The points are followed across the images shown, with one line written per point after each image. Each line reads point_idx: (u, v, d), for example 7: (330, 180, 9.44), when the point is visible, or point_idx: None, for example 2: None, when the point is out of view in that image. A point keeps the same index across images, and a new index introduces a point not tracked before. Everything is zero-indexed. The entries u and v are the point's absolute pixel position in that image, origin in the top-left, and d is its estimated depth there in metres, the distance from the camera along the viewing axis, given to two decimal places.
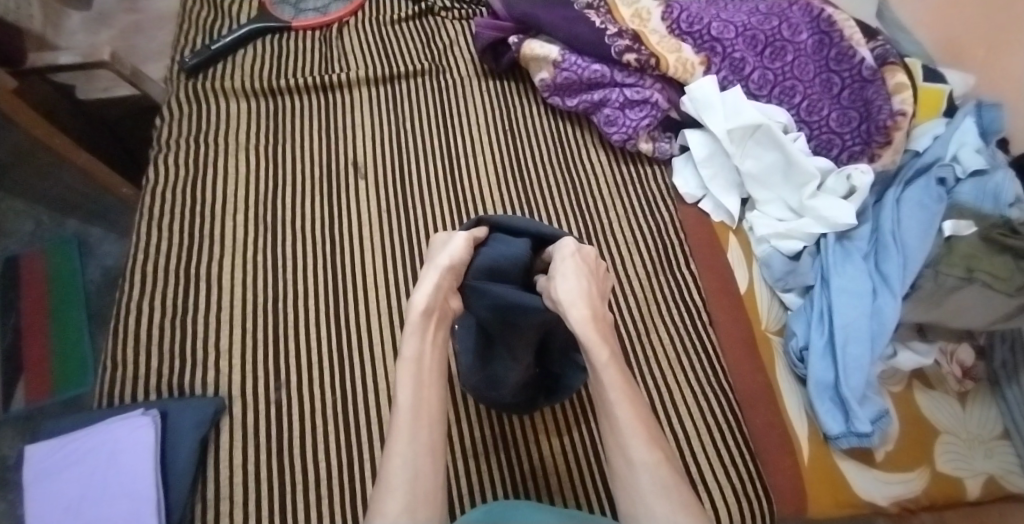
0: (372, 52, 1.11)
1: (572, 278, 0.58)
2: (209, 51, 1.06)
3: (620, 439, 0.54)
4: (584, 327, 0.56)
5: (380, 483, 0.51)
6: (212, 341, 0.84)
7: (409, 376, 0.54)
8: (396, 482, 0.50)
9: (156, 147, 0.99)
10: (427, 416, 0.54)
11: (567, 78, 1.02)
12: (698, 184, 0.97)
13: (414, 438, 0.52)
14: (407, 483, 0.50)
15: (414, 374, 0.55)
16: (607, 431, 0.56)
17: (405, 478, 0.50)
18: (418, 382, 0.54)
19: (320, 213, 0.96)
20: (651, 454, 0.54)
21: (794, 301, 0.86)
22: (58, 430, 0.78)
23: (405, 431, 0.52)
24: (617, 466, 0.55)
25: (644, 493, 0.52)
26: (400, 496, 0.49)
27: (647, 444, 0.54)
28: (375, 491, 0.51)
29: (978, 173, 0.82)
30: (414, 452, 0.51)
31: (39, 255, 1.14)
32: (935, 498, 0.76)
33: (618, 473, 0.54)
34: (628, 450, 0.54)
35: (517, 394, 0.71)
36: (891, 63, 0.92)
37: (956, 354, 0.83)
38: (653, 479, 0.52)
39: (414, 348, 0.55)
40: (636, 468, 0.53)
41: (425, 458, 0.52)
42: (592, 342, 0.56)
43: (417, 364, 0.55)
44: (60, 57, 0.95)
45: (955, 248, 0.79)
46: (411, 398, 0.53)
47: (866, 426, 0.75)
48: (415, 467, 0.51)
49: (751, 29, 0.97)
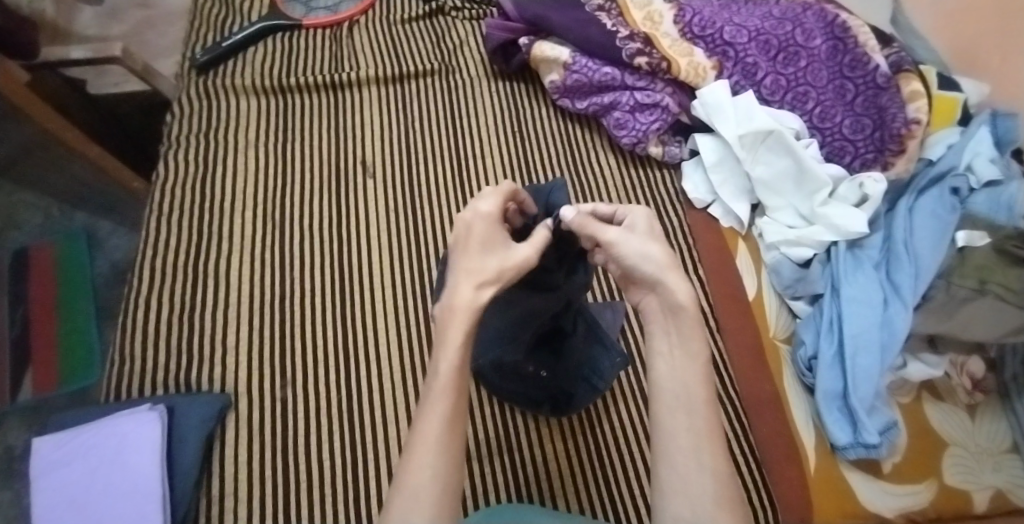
0: (382, 51, 1.11)
1: (652, 244, 0.51)
2: (220, 48, 1.07)
3: (686, 439, 0.45)
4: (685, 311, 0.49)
5: (400, 491, 0.44)
6: (218, 337, 0.84)
7: (447, 382, 0.46)
8: (421, 495, 0.43)
9: (166, 142, 0.99)
10: (457, 432, 0.46)
11: (577, 81, 1.02)
12: (707, 189, 0.96)
13: (443, 449, 0.44)
14: (433, 495, 0.43)
15: (453, 381, 0.46)
16: (675, 420, 0.46)
17: (432, 491, 0.43)
18: (460, 391, 0.46)
19: (328, 211, 0.96)
20: (719, 462, 0.44)
21: (803, 309, 0.86)
22: (66, 424, 0.79)
23: (433, 439, 0.45)
24: (677, 461, 0.45)
25: (703, 503, 0.43)
26: (425, 505, 0.43)
27: (716, 450, 0.44)
28: (392, 496, 0.44)
29: (993, 183, 0.82)
30: (445, 464, 0.44)
31: (48, 247, 1.14)
32: (941, 510, 0.75)
33: (674, 475, 0.44)
34: (692, 454, 0.44)
35: (507, 380, 0.73)
36: (906, 71, 0.91)
37: (966, 366, 0.82)
38: (716, 490, 0.43)
39: (458, 353, 0.46)
40: (690, 472, 0.44)
41: (454, 472, 0.45)
42: (688, 330, 0.48)
43: (461, 372, 0.47)
44: (73, 52, 0.96)
45: (968, 259, 0.78)
46: (451, 406, 0.46)
47: (875, 437, 0.74)
48: (445, 481, 0.44)
49: (764, 33, 0.96)
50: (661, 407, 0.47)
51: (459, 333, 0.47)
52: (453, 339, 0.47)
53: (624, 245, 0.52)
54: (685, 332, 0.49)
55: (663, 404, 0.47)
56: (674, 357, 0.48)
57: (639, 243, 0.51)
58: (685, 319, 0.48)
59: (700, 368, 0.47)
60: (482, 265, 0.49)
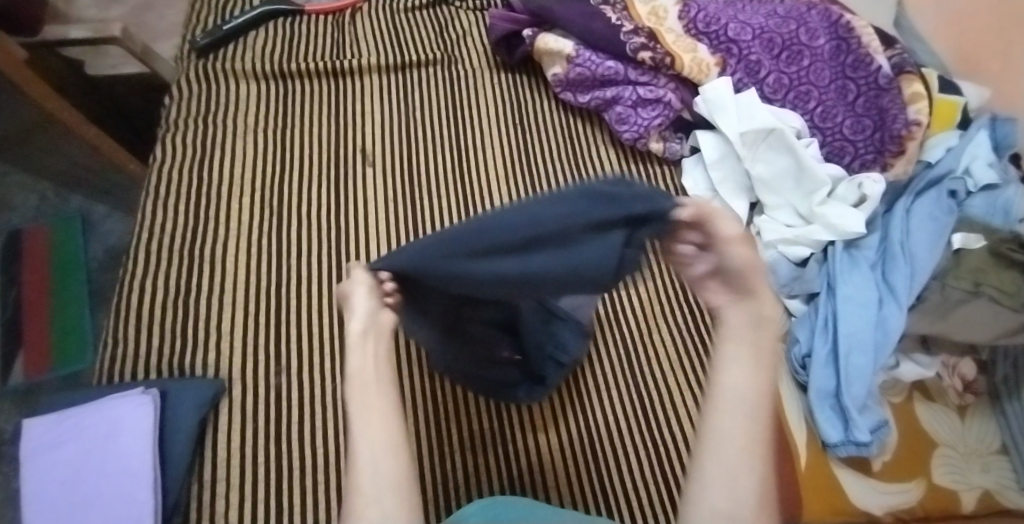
0: (385, 39, 1.11)
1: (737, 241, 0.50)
2: (221, 31, 1.06)
3: (739, 439, 0.46)
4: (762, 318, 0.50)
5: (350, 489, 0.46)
6: (214, 322, 0.84)
7: (357, 390, 0.50)
8: (367, 478, 0.46)
9: (164, 126, 0.98)
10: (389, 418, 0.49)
11: (580, 74, 1.01)
12: (707, 186, 0.97)
13: (381, 443, 0.48)
14: (382, 486, 0.46)
15: (361, 387, 0.50)
16: (727, 410, 0.47)
17: (381, 472, 0.47)
18: (373, 389, 0.50)
19: (326, 200, 0.95)
20: (765, 468, 0.46)
21: (798, 308, 0.86)
22: (58, 405, 0.78)
23: (372, 436, 0.48)
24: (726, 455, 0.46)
25: (746, 496, 0.44)
26: (379, 501, 0.45)
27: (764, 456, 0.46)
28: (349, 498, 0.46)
29: (990, 187, 0.82)
30: (389, 460, 0.47)
31: (44, 229, 1.13)
32: (929, 509, 0.76)
33: (719, 464, 0.46)
34: (744, 452, 0.46)
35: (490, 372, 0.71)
36: (909, 72, 0.91)
37: (958, 368, 0.82)
38: (759, 492, 0.45)
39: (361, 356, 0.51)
40: (738, 472, 0.45)
41: (397, 454, 0.48)
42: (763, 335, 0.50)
43: (372, 375, 0.51)
44: (72, 32, 0.95)
45: (963, 261, 0.79)
46: (368, 402, 0.50)
47: (866, 436, 0.75)
48: (389, 473, 0.47)
49: (768, 31, 0.96)
50: (722, 406, 0.47)
51: (366, 327, 0.52)
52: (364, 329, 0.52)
53: (736, 245, 0.50)
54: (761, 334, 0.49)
55: (721, 400, 0.48)
56: (746, 361, 0.49)
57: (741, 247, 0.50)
58: (762, 325, 0.50)
59: (765, 373, 0.48)
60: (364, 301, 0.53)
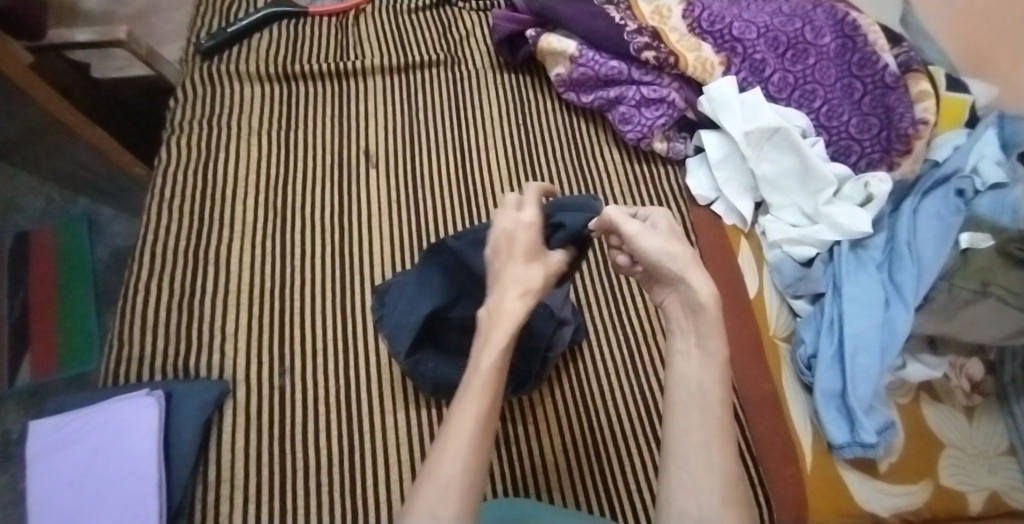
0: (389, 40, 1.11)
1: (657, 236, 0.55)
2: (226, 34, 1.06)
3: (699, 438, 0.48)
4: (709, 301, 0.52)
5: (426, 481, 0.46)
6: (219, 323, 0.84)
7: (482, 385, 0.50)
8: (446, 486, 0.45)
9: (169, 128, 0.98)
10: (490, 434, 0.49)
11: (583, 74, 1.01)
12: (711, 186, 0.96)
13: (477, 443, 0.47)
14: (460, 486, 0.45)
15: (488, 384, 0.50)
16: (684, 415, 0.49)
17: (460, 484, 0.45)
18: (496, 392, 0.51)
19: (330, 201, 0.95)
20: (729, 464, 0.47)
21: (803, 309, 0.86)
22: (65, 407, 0.79)
23: (469, 433, 0.48)
24: (687, 456, 0.47)
25: (711, 494, 0.45)
26: (452, 499, 0.44)
27: (725, 452, 0.47)
28: (421, 486, 0.46)
29: (998, 186, 0.81)
30: (476, 460, 0.47)
31: (51, 231, 1.14)
32: (936, 511, 0.75)
33: (682, 468, 0.47)
34: (703, 452, 0.47)
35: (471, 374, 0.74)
36: (915, 70, 0.91)
37: (966, 368, 0.81)
38: (724, 489, 0.45)
39: (499, 354, 0.52)
40: (701, 470, 0.46)
41: (480, 468, 0.47)
42: (706, 328, 0.52)
43: (499, 376, 0.51)
44: (78, 35, 0.96)
45: (970, 261, 0.78)
46: (486, 406, 0.50)
47: (872, 437, 0.74)
48: (472, 472, 0.46)
49: (773, 30, 0.96)
50: (678, 409, 0.50)
51: (499, 338, 0.52)
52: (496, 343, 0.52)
53: (645, 238, 0.55)
54: (704, 333, 0.52)
55: (678, 405, 0.50)
56: (697, 359, 0.51)
57: (660, 241, 0.55)
58: (706, 318, 0.52)
59: (716, 371, 0.51)
60: (526, 275, 0.56)
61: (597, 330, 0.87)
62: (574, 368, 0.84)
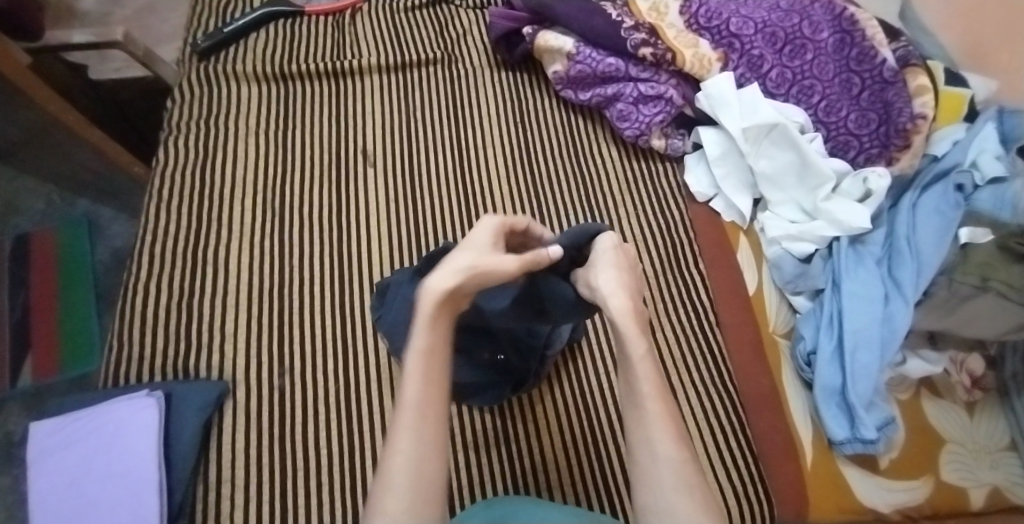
0: (385, 39, 1.11)
1: (610, 269, 0.56)
2: (222, 34, 1.06)
3: (643, 433, 0.50)
4: (624, 319, 0.53)
5: (380, 477, 0.47)
6: (218, 324, 0.84)
7: (417, 370, 0.49)
8: (399, 482, 0.46)
9: (167, 129, 0.98)
10: (434, 421, 0.48)
11: (581, 71, 1.01)
12: (709, 183, 0.96)
13: (417, 435, 0.47)
14: (409, 480, 0.46)
15: (422, 368, 0.49)
16: (631, 416, 0.52)
17: (407, 477, 0.46)
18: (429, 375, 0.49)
19: (328, 200, 0.95)
20: (681, 452, 0.49)
21: (803, 305, 0.85)
22: (65, 408, 0.78)
23: (408, 429, 0.47)
24: (639, 457, 0.50)
25: (665, 486, 0.48)
26: (402, 494, 0.45)
27: (674, 441, 0.49)
28: (377, 483, 0.47)
29: (997, 181, 0.80)
30: (419, 451, 0.47)
31: (50, 233, 1.14)
32: (939, 506, 0.75)
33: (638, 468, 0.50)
34: (652, 446, 0.49)
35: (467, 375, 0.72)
36: (913, 65, 0.90)
37: (966, 363, 0.82)
38: (677, 477, 0.48)
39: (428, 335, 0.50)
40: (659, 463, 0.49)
41: (429, 454, 0.47)
42: (627, 333, 0.53)
43: (430, 357, 0.50)
44: (74, 36, 0.96)
45: (970, 257, 0.77)
46: (422, 392, 0.48)
47: (872, 433, 0.74)
48: (419, 468, 0.46)
49: (771, 25, 0.95)
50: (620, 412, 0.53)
51: (423, 320, 0.50)
52: (418, 322, 0.50)
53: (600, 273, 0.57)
54: (624, 336, 0.53)
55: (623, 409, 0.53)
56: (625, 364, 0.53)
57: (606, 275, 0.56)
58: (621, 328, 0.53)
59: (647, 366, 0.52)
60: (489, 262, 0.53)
61: (596, 327, 0.87)
62: (573, 366, 0.84)
